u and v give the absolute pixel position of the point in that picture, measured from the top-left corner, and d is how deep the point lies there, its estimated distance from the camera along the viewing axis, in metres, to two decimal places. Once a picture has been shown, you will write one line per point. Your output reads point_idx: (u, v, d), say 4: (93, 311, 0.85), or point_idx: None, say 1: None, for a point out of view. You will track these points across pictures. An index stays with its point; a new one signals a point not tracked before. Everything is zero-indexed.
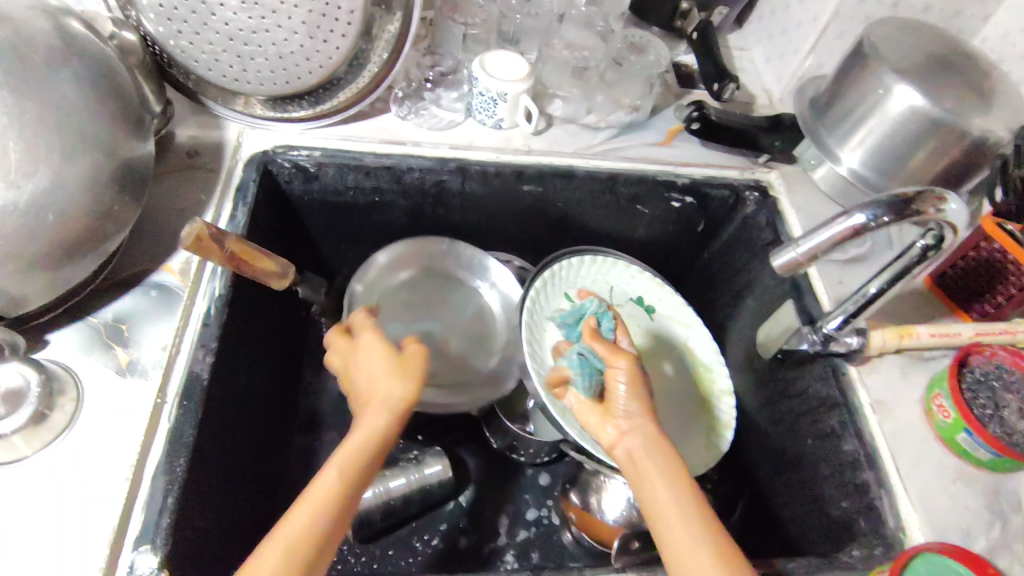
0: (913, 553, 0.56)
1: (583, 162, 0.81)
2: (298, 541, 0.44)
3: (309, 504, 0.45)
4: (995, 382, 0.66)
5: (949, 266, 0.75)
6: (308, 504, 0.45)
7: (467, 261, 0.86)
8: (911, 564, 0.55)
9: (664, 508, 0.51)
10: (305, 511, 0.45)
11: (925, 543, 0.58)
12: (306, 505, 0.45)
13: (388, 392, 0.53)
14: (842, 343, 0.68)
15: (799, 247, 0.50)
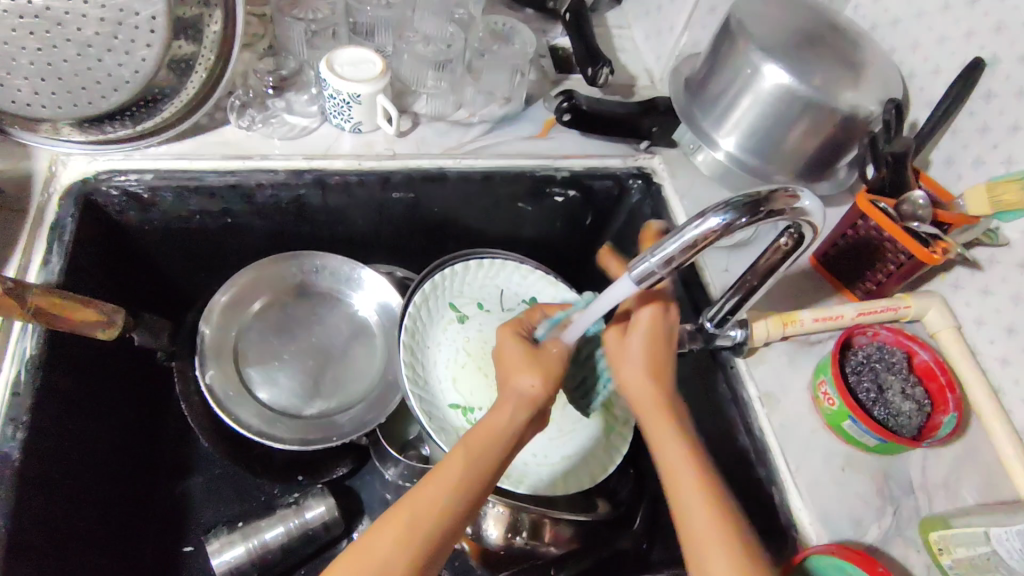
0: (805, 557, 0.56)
1: (454, 163, 0.75)
2: (425, 514, 0.47)
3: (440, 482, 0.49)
4: (877, 363, 0.65)
5: (830, 246, 0.73)
6: (434, 487, 0.48)
7: (340, 279, 0.79)
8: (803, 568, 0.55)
9: (686, 511, 0.48)
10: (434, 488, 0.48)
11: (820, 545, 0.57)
12: (438, 483, 0.49)
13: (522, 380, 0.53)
14: (727, 337, 0.66)
15: (654, 255, 0.47)
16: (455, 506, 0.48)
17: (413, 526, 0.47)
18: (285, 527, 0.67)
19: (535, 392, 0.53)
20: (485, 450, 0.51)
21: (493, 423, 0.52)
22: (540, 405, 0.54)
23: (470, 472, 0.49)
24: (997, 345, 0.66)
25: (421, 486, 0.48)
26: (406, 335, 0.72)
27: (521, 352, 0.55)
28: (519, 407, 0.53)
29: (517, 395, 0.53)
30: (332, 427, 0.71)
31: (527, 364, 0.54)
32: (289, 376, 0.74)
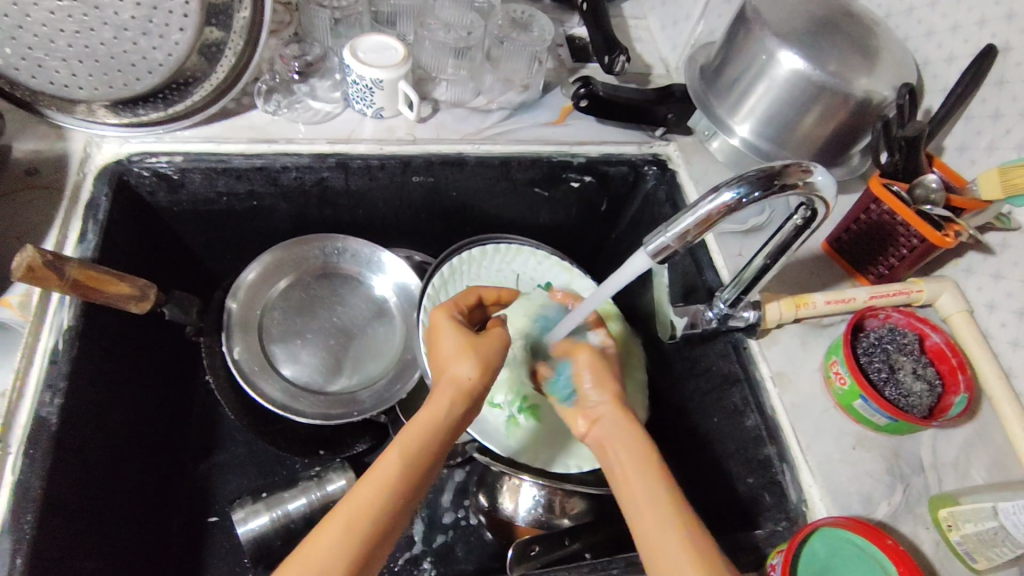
0: (812, 529, 0.56)
1: (472, 148, 0.77)
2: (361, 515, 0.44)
3: (376, 483, 0.46)
4: (889, 344, 0.66)
5: (843, 230, 0.74)
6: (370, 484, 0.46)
7: (360, 261, 0.81)
8: (810, 540, 0.56)
9: (630, 489, 0.48)
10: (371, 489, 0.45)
11: (827, 518, 0.58)
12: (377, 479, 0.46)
13: (457, 371, 0.54)
14: (740, 318, 0.67)
15: (669, 231, 0.49)
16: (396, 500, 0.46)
17: (353, 527, 0.44)
18: (307, 499, 0.70)
19: (471, 379, 0.54)
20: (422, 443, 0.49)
21: (432, 413, 0.51)
22: (475, 391, 0.54)
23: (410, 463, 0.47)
24: (1009, 328, 0.67)
25: (356, 486, 0.46)
26: (426, 313, 0.74)
27: (458, 343, 0.56)
28: (455, 400, 0.52)
29: (452, 390, 0.53)
30: (353, 402, 0.73)
31: (464, 353, 0.55)
32: (311, 353, 0.76)
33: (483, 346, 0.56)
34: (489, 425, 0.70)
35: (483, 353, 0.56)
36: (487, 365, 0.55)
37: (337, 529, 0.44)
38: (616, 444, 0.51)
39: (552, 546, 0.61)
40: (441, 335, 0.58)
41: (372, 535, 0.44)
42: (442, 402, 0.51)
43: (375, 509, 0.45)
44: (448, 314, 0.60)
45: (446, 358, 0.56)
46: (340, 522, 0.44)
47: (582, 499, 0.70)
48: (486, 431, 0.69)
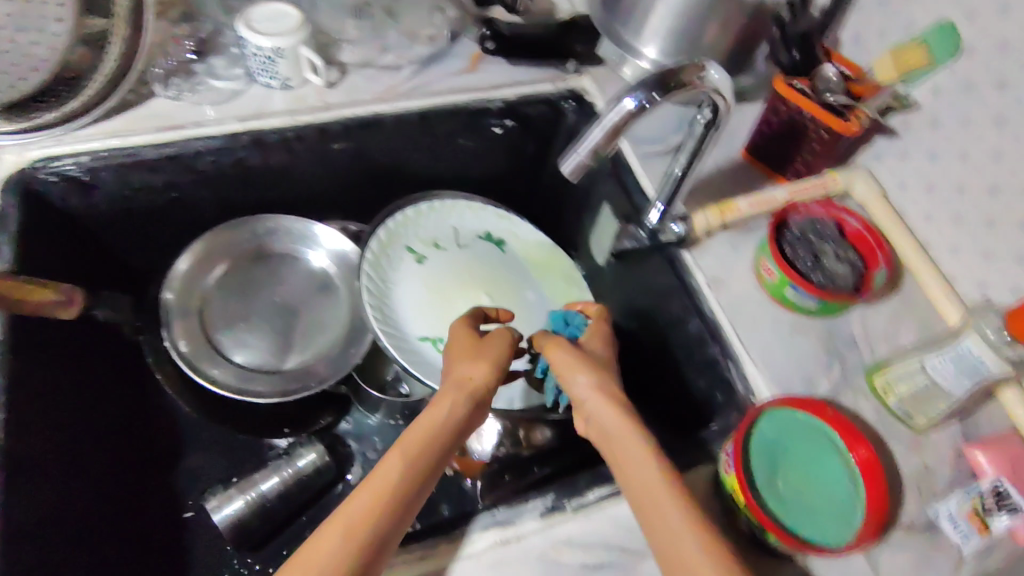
0: (759, 412, 0.59)
1: (387, 107, 0.76)
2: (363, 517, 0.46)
3: (374, 487, 0.48)
4: (813, 234, 0.68)
5: (757, 134, 0.75)
6: (370, 486, 0.48)
7: (294, 239, 0.80)
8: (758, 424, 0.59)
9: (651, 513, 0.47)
10: (369, 494, 0.47)
11: (769, 399, 0.61)
12: (379, 477, 0.48)
13: (461, 372, 0.57)
14: (669, 232, 0.69)
15: (581, 149, 0.49)
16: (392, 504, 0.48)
17: (351, 535, 0.45)
18: (279, 477, 0.69)
19: (479, 383, 0.56)
20: (425, 445, 0.51)
21: (436, 413, 0.53)
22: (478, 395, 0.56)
23: (412, 461, 0.50)
24: (920, 204, 0.71)
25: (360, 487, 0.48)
26: (367, 277, 0.75)
27: (466, 347, 0.59)
28: (457, 400, 0.54)
29: (456, 390, 0.55)
30: (309, 375, 0.73)
31: (473, 358, 0.57)
32: (258, 336, 0.76)
33: (489, 351, 0.58)
34: None
35: (494, 358, 0.58)
36: (496, 371, 0.57)
37: (337, 534, 0.45)
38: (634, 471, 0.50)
39: (519, 474, 0.68)
40: (458, 343, 0.61)
41: (369, 543, 0.46)
42: (444, 402, 0.54)
43: (371, 513, 0.46)
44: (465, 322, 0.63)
45: (454, 363, 0.58)
46: (337, 532, 0.46)
47: (549, 426, 0.72)
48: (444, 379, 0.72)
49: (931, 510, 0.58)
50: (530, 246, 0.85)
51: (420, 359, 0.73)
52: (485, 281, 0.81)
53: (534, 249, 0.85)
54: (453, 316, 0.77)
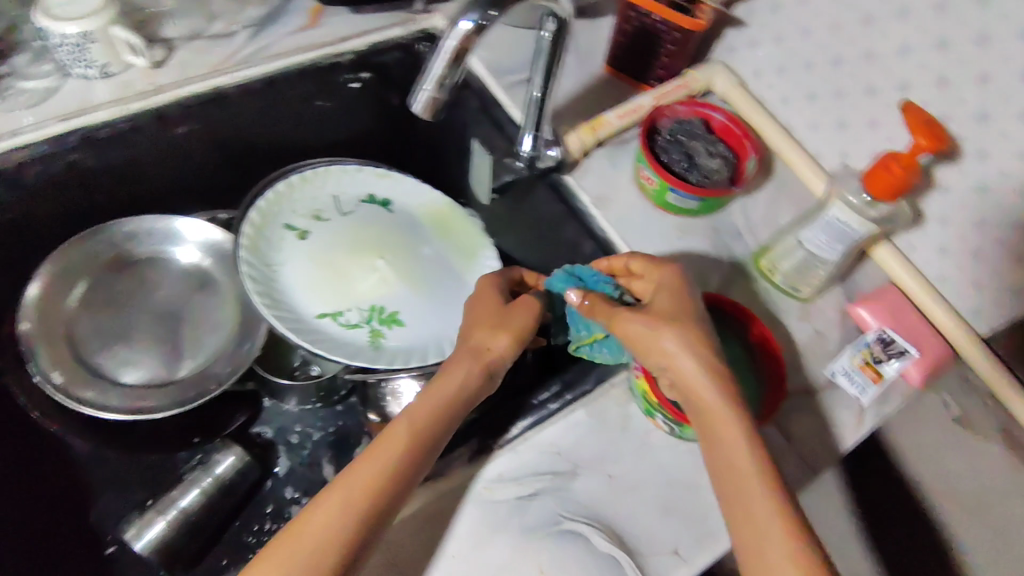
0: None
1: (228, 78, 0.70)
2: (365, 484, 0.48)
3: (379, 455, 0.50)
4: (684, 133, 0.70)
5: (615, 46, 0.75)
6: (376, 457, 0.49)
7: (158, 240, 0.74)
8: None
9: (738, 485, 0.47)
10: (373, 461, 0.49)
11: None
12: (381, 448, 0.50)
13: (482, 343, 0.57)
14: (546, 158, 0.69)
15: (426, 84, 0.47)
16: (396, 476, 0.49)
17: (353, 503, 0.47)
18: (198, 488, 0.66)
19: (496, 355, 0.57)
20: (431, 418, 0.53)
21: (452, 385, 0.54)
22: (491, 365, 0.57)
23: (417, 432, 0.51)
24: (777, 88, 0.74)
25: (361, 459, 0.49)
26: (246, 265, 0.70)
27: (489, 312, 0.59)
28: (470, 371, 0.56)
29: (473, 358, 0.57)
30: (207, 378, 0.69)
31: (497, 329, 0.58)
32: (143, 350, 0.71)
33: (515, 321, 0.59)
34: (352, 343, 0.70)
35: (515, 325, 0.58)
36: (517, 343, 0.58)
37: (338, 503, 0.47)
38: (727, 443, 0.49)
39: None
40: (483, 303, 0.61)
41: (370, 510, 0.47)
42: (457, 372, 0.55)
43: (374, 484, 0.48)
44: (495, 283, 0.62)
45: (472, 327, 0.59)
46: (338, 498, 0.48)
47: None
48: (351, 352, 0.69)
49: (827, 370, 0.62)
50: (417, 200, 0.81)
51: (321, 337, 0.70)
52: (377, 245, 0.76)
53: (421, 203, 0.81)
54: (348, 286, 0.73)
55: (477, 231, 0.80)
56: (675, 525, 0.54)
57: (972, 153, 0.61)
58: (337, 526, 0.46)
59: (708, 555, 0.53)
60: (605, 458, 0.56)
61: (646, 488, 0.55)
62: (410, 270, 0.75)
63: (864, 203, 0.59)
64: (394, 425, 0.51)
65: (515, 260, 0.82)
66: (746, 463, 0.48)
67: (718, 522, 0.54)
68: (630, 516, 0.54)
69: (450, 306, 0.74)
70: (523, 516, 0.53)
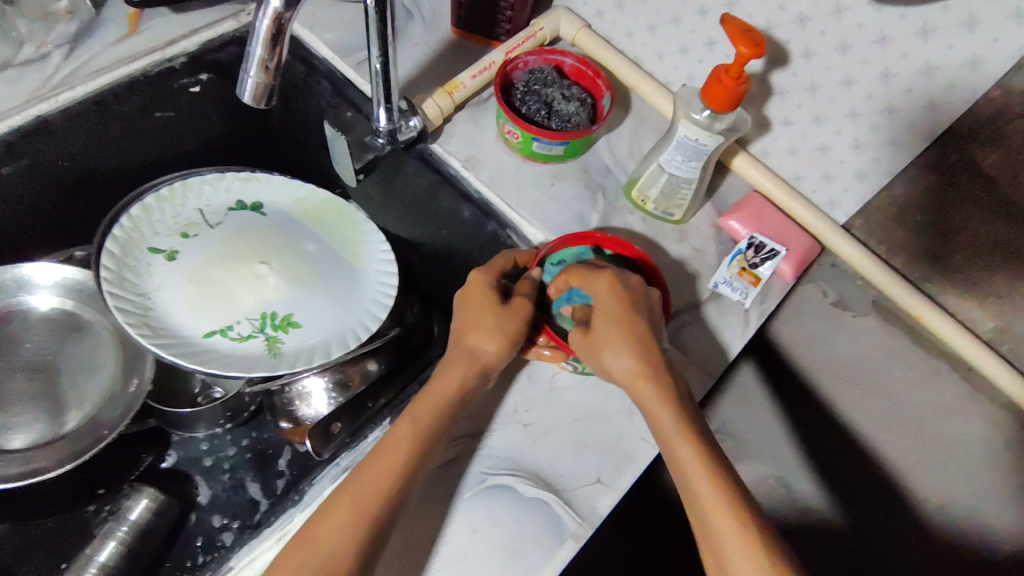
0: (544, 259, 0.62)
1: (48, 104, 0.64)
2: (370, 492, 0.48)
3: (382, 461, 0.50)
4: (538, 83, 0.70)
5: (457, 7, 0.75)
6: (379, 463, 0.50)
7: (10, 291, 0.68)
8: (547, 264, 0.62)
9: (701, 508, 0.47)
10: (377, 469, 0.49)
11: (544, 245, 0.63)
12: (385, 453, 0.50)
13: (478, 345, 0.56)
14: (407, 130, 0.67)
15: (248, 69, 0.45)
16: (402, 482, 0.49)
17: (362, 510, 0.48)
18: (114, 539, 0.61)
19: (492, 357, 0.56)
20: (433, 421, 0.53)
21: (451, 385, 0.54)
22: (487, 365, 0.56)
23: (424, 439, 0.51)
24: (620, 24, 0.76)
25: (369, 465, 0.49)
26: (115, 298, 0.65)
27: (481, 310, 0.57)
28: (469, 374, 0.55)
29: (468, 361, 0.55)
30: (98, 424, 0.65)
31: (486, 328, 0.56)
32: (20, 411, 0.65)
33: (508, 323, 0.56)
34: (249, 355, 0.67)
35: (509, 329, 0.56)
36: (509, 346, 0.56)
37: (347, 512, 0.47)
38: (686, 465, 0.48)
39: (355, 414, 0.62)
40: (476, 296, 0.58)
41: (378, 516, 0.48)
42: (455, 375, 0.54)
43: (381, 491, 0.48)
44: (491, 275, 0.59)
45: (466, 324, 0.57)
46: (348, 509, 0.48)
47: (370, 358, 0.70)
48: (249, 365, 0.67)
49: (711, 283, 0.66)
50: (288, 197, 0.78)
51: (213, 356, 0.67)
52: (255, 250, 0.73)
53: (295, 200, 0.78)
54: (232, 298, 0.70)
55: (357, 215, 0.78)
56: (594, 456, 0.56)
57: (799, 55, 0.65)
58: (348, 537, 0.46)
59: (633, 472, 0.55)
60: (517, 409, 0.58)
61: (562, 427, 0.57)
62: (296, 269, 0.73)
63: (707, 118, 0.61)
64: (396, 428, 0.52)
65: (403, 239, 0.81)
66: (704, 487, 0.47)
67: (635, 445, 0.57)
68: (550, 457, 0.55)
69: (345, 295, 0.73)
70: (449, 482, 0.53)
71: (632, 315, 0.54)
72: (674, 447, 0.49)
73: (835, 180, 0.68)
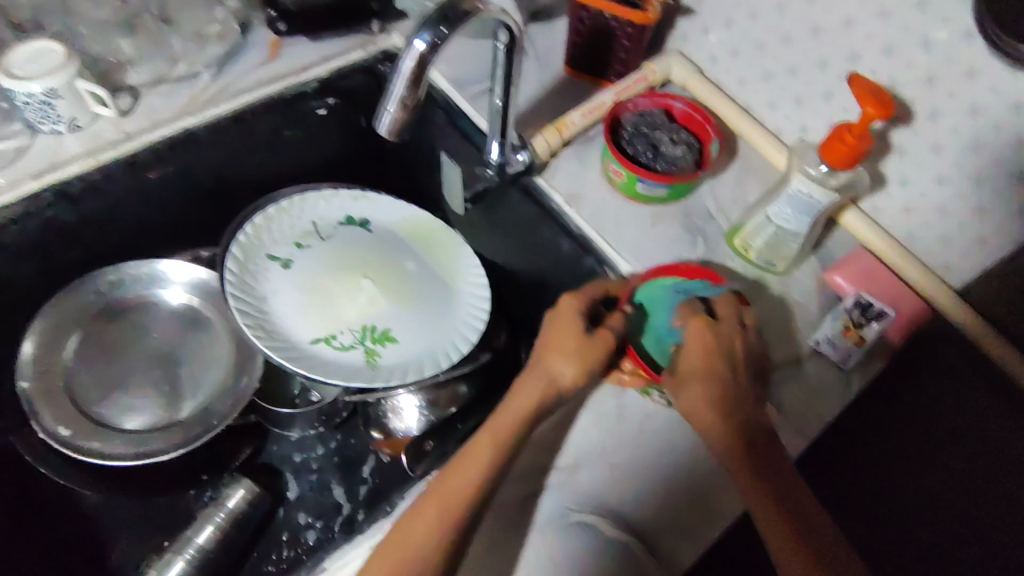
0: (633, 288, 0.62)
1: (196, 119, 0.71)
2: (454, 495, 0.52)
3: (465, 469, 0.53)
4: (647, 126, 0.71)
5: (573, 46, 0.77)
6: (462, 469, 0.53)
7: (144, 283, 0.75)
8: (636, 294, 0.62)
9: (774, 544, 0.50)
10: (461, 475, 0.53)
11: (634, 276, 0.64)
12: (468, 472, 0.53)
13: (558, 369, 0.57)
14: (516, 164, 0.70)
15: (389, 104, 0.48)
16: (483, 489, 0.52)
17: (446, 512, 0.51)
18: (213, 525, 0.65)
19: (570, 382, 0.57)
20: (515, 435, 0.55)
21: (531, 400, 0.57)
22: (563, 388, 0.57)
23: (505, 451, 0.54)
24: (733, 71, 0.76)
25: (451, 476, 0.53)
26: (236, 300, 0.71)
27: (565, 336, 0.58)
28: (545, 395, 0.57)
29: (548, 383, 0.57)
30: (209, 415, 0.70)
31: (566, 353, 0.57)
32: (143, 396, 0.72)
33: (589, 352, 0.57)
34: (349, 364, 0.71)
35: (585, 356, 0.57)
36: (586, 374, 0.57)
37: (433, 514, 0.51)
38: (759, 499, 0.52)
39: (446, 434, 0.65)
40: (564, 321, 0.59)
41: (460, 519, 0.51)
42: (531, 395, 0.57)
43: (465, 496, 0.51)
44: (580, 303, 0.60)
45: (550, 345, 0.59)
46: (434, 511, 0.51)
47: (462, 381, 0.73)
48: (349, 375, 0.71)
49: (812, 340, 0.64)
50: (394, 216, 0.82)
51: (317, 362, 0.71)
52: (361, 264, 0.77)
53: (401, 220, 0.82)
54: (338, 309, 0.74)
55: (455, 238, 0.81)
56: (677, 503, 0.56)
57: (924, 114, 0.63)
58: (433, 538, 0.50)
59: (715, 528, 0.55)
60: (604, 449, 0.58)
61: (650, 471, 0.57)
62: (395, 283, 0.77)
63: (824, 174, 0.61)
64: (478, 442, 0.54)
65: (498, 265, 0.83)
66: (775, 528, 0.50)
67: (721, 498, 0.56)
68: (634, 502, 0.56)
69: (442, 315, 0.76)
70: (533, 512, 0.54)
71: (715, 369, 0.57)
72: (747, 482, 0.53)
73: (952, 244, 0.66)
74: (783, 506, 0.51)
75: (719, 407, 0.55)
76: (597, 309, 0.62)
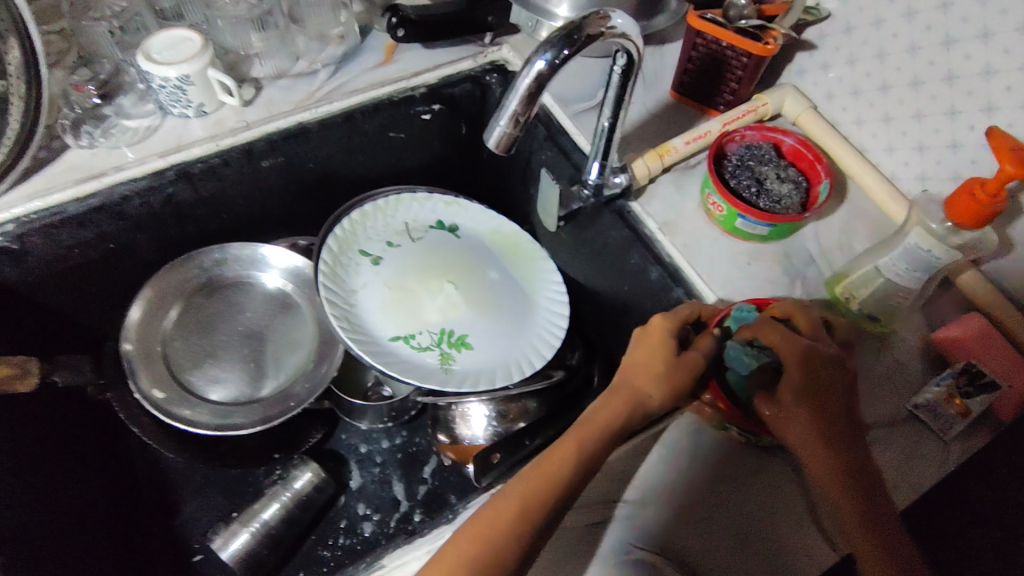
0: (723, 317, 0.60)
1: (310, 113, 0.74)
2: (533, 499, 0.51)
3: (546, 475, 0.52)
4: (753, 158, 0.69)
5: (682, 73, 0.75)
6: (540, 475, 0.52)
7: (244, 265, 0.80)
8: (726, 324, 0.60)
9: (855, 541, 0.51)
10: (544, 481, 0.52)
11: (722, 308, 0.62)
12: (550, 480, 0.52)
13: (643, 392, 0.57)
14: (613, 185, 0.70)
15: (501, 118, 0.49)
16: (562, 498, 0.51)
17: (526, 516, 0.50)
18: (279, 502, 0.68)
19: (656, 406, 0.56)
20: (597, 450, 0.54)
21: (613, 419, 0.56)
22: (645, 411, 0.57)
23: (586, 466, 0.53)
24: (850, 110, 0.73)
25: (532, 483, 0.52)
26: (326, 290, 0.73)
27: (651, 360, 0.57)
28: (630, 415, 0.56)
29: (632, 406, 0.56)
30: (289, 397, 0.74)
31: (652, 378, 0.56)
32: (231, 369, 0.75)
33: (677, 377, 0.56)
34: (424, 365, 0.72)
35: (676, 381, 0.56)
36: (673, 398, 0.56)
37: (512, 515, 0.50)
38: (843, 500, 0.51)
39: (513, 449, 0.65)
40: (651, 344, 0.58)
41: (539, 523, 0.50)
42: (616, 415, 0.56)
43: (546, 501, 0.51)
44: (671, 329, 0.58)
45: (634, 367, 0.58)
46: (513, 512, 0.51)
47: (531, 398, 0.73)
48: (423, 375, 0.71)
49: (910, 404, 0.60)
50: (483, 224, 0.83)
51: (394, 359, 0.72)
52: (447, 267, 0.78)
53: (488, 229, 0.83)
54: (419, 309, 0.76)
55: (540, 253, 0.82)
56: (750, 559, 0.52)
57: None
58: (514, 540, 0.49)
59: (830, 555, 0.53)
60: (674, 489, 0.54)
61: (724, 515, 0.54)
62: (477, 290, 0.77)
63: (946, 230, 0.58)
64: (558, 449, 0.53)
65: (580, 284, 0.83)
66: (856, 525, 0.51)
67: (794, 555, 0.53)
68: (704, 548, 0.52)
69: (519, 328, 0.76)
70: (596, 544, 0.52)
71: (834, 397, 0.54)
72: (827, 481, 0.52)
73: None
74: (885, 542, 0.51)
75: (846, 476, 0.52)
76: (683, 333, 0.61)
